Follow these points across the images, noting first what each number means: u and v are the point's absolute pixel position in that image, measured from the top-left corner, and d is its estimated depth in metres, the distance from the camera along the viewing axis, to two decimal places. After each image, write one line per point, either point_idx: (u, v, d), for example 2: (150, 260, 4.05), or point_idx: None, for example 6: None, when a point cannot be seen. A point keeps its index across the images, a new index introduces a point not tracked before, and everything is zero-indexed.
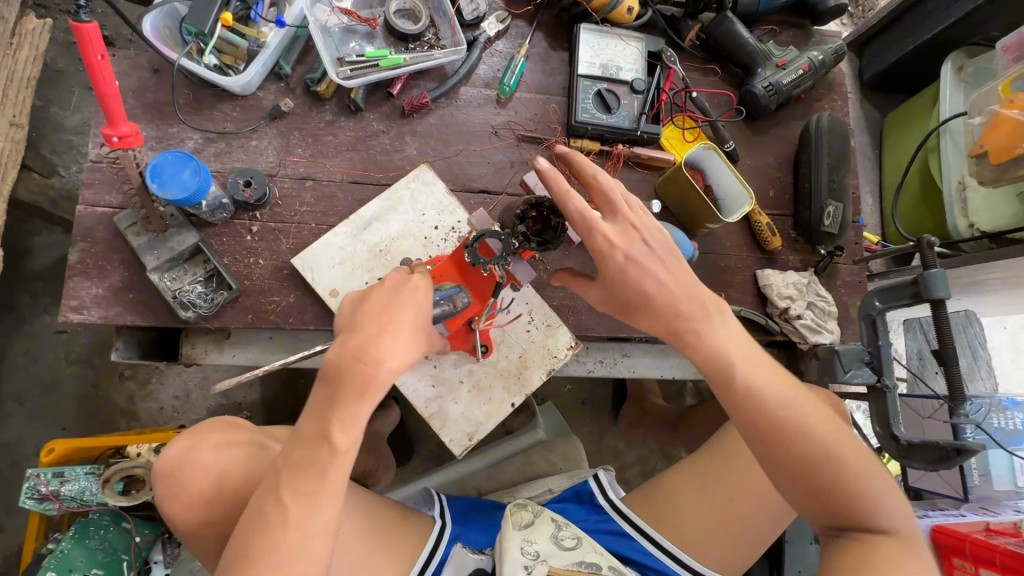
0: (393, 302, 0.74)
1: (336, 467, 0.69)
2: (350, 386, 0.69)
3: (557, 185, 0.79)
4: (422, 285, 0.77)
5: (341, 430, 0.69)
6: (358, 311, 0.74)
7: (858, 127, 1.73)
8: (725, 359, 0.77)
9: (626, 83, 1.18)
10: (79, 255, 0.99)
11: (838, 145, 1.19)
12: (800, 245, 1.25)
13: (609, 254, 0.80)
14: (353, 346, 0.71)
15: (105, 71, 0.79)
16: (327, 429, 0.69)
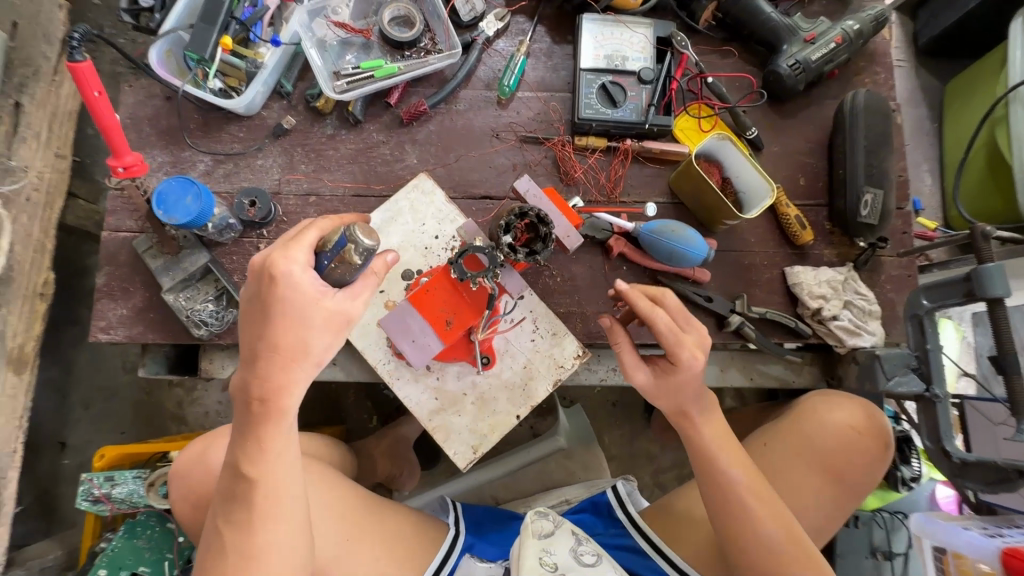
0: (268, 319, 0.72)
1: (283, 481, 0.74)
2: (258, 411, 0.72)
3: (642, 305, 0.84)
4: (287, 262, 0.71)
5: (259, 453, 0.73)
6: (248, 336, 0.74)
7: (912, 99, 1.55)
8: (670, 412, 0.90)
9: (633, 74, 1.11)
10: (105, 278, 1.05)
11: (877, 124, 1.07)
12: (836, 237, 1.14)
13: (685, 361, 0.85)
14: (263, 375, 0.73)
15: (104, 106, 0.83)
16: (253, 454, 0.72)
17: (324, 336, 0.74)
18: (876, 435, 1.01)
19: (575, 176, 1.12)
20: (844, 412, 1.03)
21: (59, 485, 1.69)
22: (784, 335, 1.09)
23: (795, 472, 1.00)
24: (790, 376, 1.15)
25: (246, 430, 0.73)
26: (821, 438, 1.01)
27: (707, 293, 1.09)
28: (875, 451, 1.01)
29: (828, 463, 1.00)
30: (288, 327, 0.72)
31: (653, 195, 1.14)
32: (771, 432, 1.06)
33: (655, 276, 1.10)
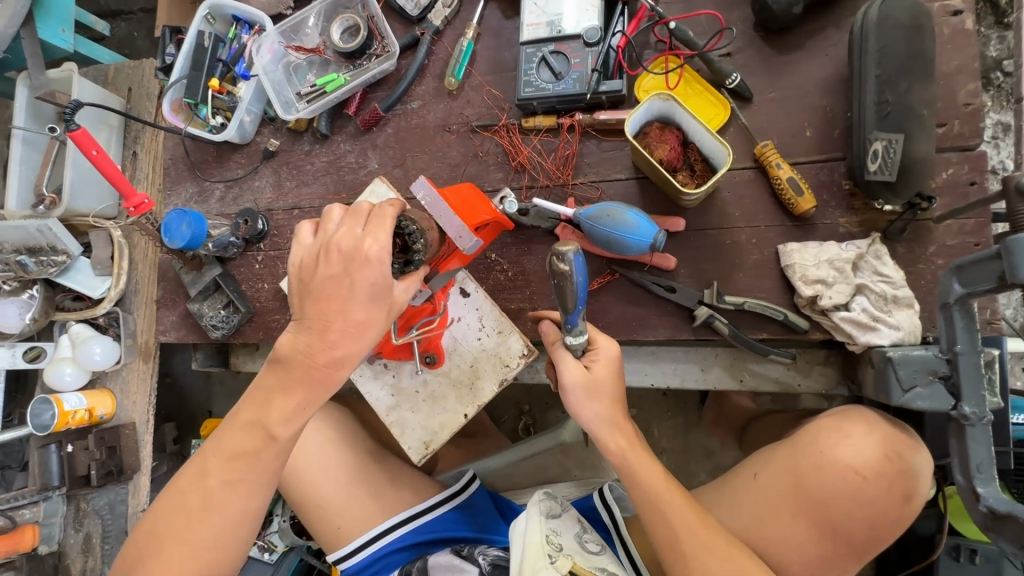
0: (348, 316, 0.75)
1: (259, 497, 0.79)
2: (303, 381, 0.77)
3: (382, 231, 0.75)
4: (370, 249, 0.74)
5: (281, 423, 0.77)
6: (321, 329, 0.76)
7: None
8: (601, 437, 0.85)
9: (577, 38, 0.99)
10: (161, 291, 1.32)
11: (902, 41, 0.77)
12: (858, 201, 0.87)
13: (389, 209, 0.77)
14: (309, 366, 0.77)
15: (105, 161, 1.11)
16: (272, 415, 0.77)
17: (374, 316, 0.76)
18: (892, 481, 0.81)
19: (522, 162, 1.04)
20: (858, 447, 0.82)
21: None
22: (775, 330, 0.89)
23: (780, 516, 0.84)
24: (795, 379, 0.94)
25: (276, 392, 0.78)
26: (820, 478, 0.82)
27: (671, 282, 0.94)
28: (888, 498, 0.81)
29: (824, 512, 0.81)
30: (367, 302, 0.75)
31: (614, 171, 1.00)
32: (765, 458, 0.89)
33: (611, 265, 0.97)
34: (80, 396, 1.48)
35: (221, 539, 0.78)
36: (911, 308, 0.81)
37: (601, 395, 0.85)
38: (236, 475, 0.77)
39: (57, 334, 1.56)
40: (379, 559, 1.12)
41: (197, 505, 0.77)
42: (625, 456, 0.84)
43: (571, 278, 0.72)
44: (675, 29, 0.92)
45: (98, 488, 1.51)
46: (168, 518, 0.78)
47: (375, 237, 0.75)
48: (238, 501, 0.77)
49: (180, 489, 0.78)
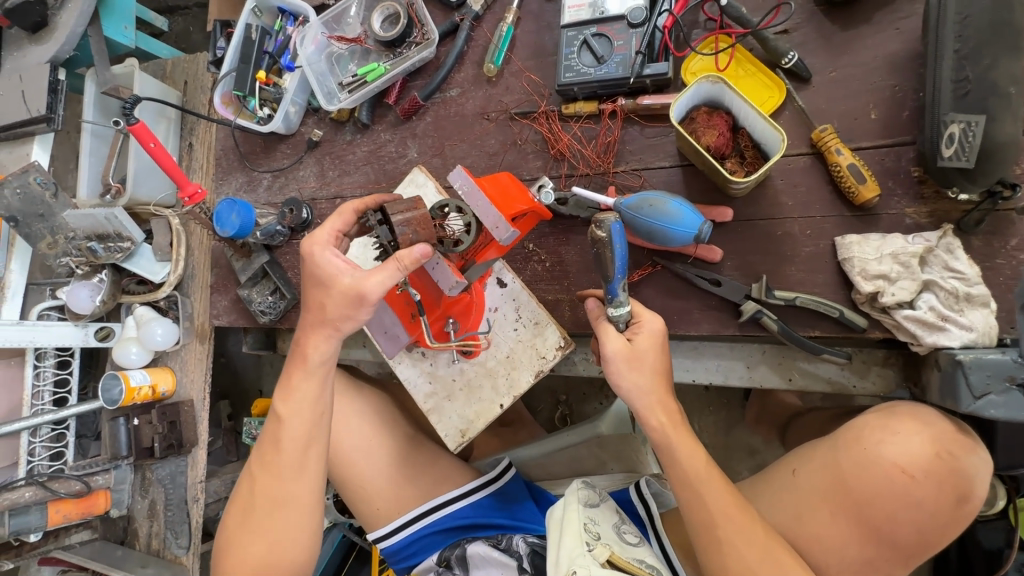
0: (312, 300, 0.86)
1: (289, 478, 0.88)
2: (295, 369, 0.88)
3: (330, 231, 0.88)
4: (309, 247, 0.87)
5: (283, 400, 0.88)
6: (304, 321, 0.88)
7: None
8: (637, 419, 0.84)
9: (620, 19, 0.95)
10: (214, 277, 1.38)
11: (987, 10, 0.69)
12: (928, 189, 0.80)
13: (337, 218, 0.89)
14: (302, 352, 0.88)
15: (161, 153, 1.15)
16: (282, 400, 0.88)
17: (336, 304, 0.84)
18: (944, 482, 0.74)
19: (561, 149, 1.02)
20: (906, 445, 0.76)
21: None
22: (829, 328, 0.84)
23: (818, 515, 0.79)
24: (850, 380, 0.88)
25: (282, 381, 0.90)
26: (862, 475, 0.77)
27: (716, 275, 0.89)
28: (940, 501, 0.74)
29: (868, 513, 0.76)
30: (315, 291, 0.86)
31: (658, 159, 0.96)
32: (805, 454, 0.84)
33: (652, 257, 0.94)
34: (144, 372, 1.58)
35: (291, 529, 0.88)
36: (985, 307, 0.74)
37: (640, 366, 0.83)
38: (273, 471, 0.87)
39: (124, 315, 1.67)
40: (416, 541, 1.15)
41: (256, 504, 0.88)
42: (667, 437, 0.82)
43: (609, 244, 0.74)
44: (727, 6, 0.86)
45: (161, 459, 1.62)
46: (239, 526, 0.89)
47: (313, 240, 0.87)
48: (276, 486, 0.87)
49: (241, 497, 0.91)
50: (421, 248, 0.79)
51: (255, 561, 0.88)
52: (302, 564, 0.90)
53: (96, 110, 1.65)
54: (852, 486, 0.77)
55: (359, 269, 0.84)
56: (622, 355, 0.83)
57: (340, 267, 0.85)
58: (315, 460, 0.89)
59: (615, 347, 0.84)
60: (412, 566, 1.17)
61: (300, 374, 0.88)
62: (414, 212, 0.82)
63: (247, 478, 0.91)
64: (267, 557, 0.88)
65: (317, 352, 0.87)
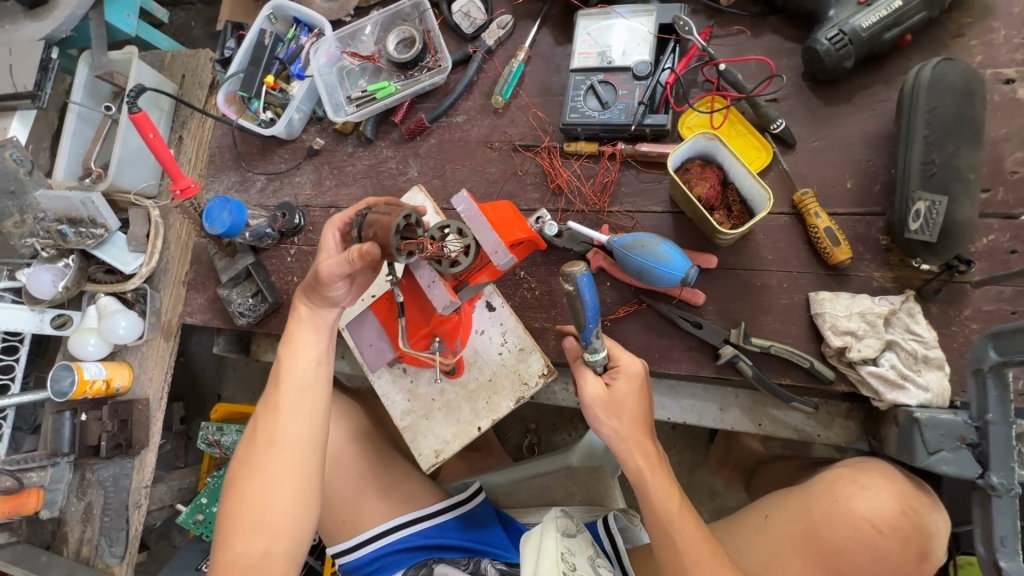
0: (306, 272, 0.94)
1: (290, 418, 0.90)
2: (293, 322, 0.95)
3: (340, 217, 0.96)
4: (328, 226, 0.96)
5: (284, 349, 0.94)
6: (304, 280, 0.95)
7: None
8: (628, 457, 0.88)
9: (627, 70, 1.01)
10: (193, 274, 1.35)
11: (951, 104, 0.78)
12: (894, 257, 0.87)
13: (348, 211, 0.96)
14: (299, 305, 0.96)
15: (160, 145, 1.08)
16: (284, 345, 0.94)
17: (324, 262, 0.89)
18: (908, 540, 0.79)
19: (560, 184, 1.07)
20: (875, 500, 0.80)
21: None
22: (798, 377, 0.89)
23: (789, 563, 0.81)
24: (814, 429, 0.93)
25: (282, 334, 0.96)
26: (833, 525, 0.81)
27: (697, 317, 0.94)
28: (903, 557, 0.79)
29: (836, 563, 0.80)
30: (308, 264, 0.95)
31: (650, 204, 1.02)
32: (778, 501, 0.88)
33: (639, 295, 0.98)
34: (100, 366, 1.51)
35: (292, 471, 0.88)
36: (940, 370, 0.80)
37: (618, 413, 0.89)
38: (272, 415, 0.90)
39: (86, 304, 1.61)
40: (380, 558, 1.15)
41: (258, 448, 0.89)
42: (641, 473, 0.86)
43: (580, 298, 0.74)
44: (725, 71, 0.94)
45: (106, 459, 1.54)
46: (241, 474, 0.88)
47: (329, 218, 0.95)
48: (280, 424, 0.90)
49: (243, 449, 0.91)
50: (367, 247, 0.82)
51: (259, 505, 0.86)
52: (301, 516, 0.88)
53: (86, 93, 1.65)
54: (829, 537, 0.80)
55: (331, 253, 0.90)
56: (601, 399, 0.89)
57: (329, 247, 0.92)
58: (313, 402, 0.92)
59: (594, 394, 0.90)
60: None
61: (299, 323, 0.95)
62: (385, 217, 0.86)
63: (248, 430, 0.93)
64: (268, 506, 0.86)
65: (309, 310, 0.95)
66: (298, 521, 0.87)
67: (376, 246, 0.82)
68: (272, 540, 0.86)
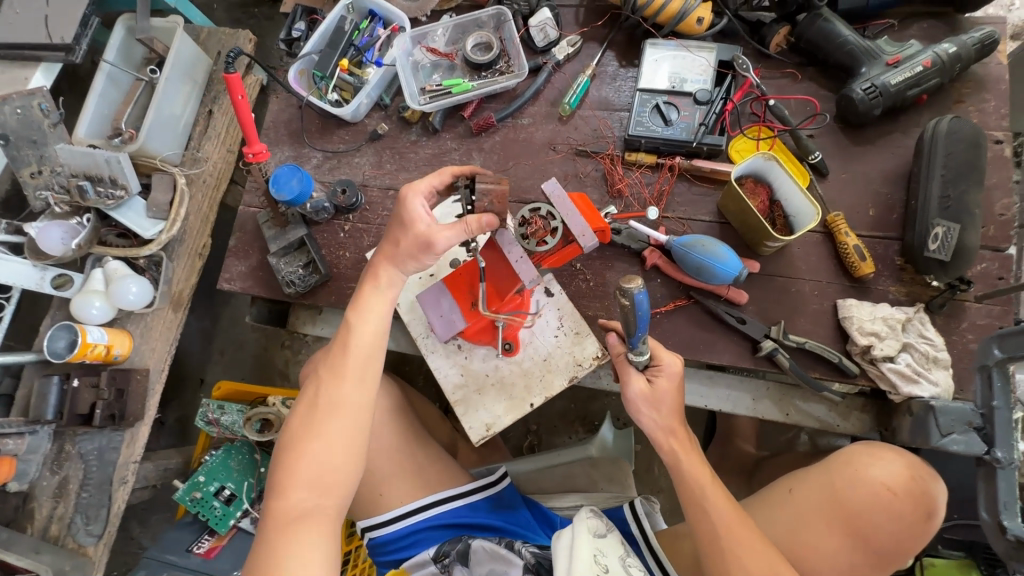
0: (394, 230, 0.94)
1: (353, 383, 0.89)
2: (369, 287, 0.93)
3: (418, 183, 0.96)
4: (410, 188, 0.94)
5: (357, 313, 0.92)
6: (390, 239, 0.95)
7: None
8: (665, 441, 0.95)
9: (689, 95, 1.15)
10: (235, 241, 1.34)
11: (962, 152, 0.96)
12: (907, 275, 1.03)
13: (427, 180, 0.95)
14: (381, 271, 0.94)
15: (245, 107, 1.13)
16: (356, 309, 0.92)
17: (419, 230, 0.92)
18: (917, 500, 0.91)
19: (620, 188, 1.18)
20: (888, 469, 0.93)
21: (191, 414, 1.99)
22: (826, 371, 1.02)
23: (816, 527, 0.93)
24: (834, 421, 1.06)
25: (356, 296, 0.93)
26: (854, 493, 0.92)
27: (741, 314, 1.06)
28: (914, 517, 0.91)
29: (856, 524, 0.91)
30: (394, 228, 0.94)
31: (700, 213, 1.15)
32: (800, 476, 0.98)
33: (688, 291, 1.09)
34: (103, 331, 1.40)
35: (349, 440, 0.87)
36: (946, 369, 0.96)
37: (658, 406, 0.94)
38: (338, 378, 0.89)
39: (89, 267, 1.50)
40: (416, 533, 1.18)
41: (318, 413, 0.87)
42: (675, 454, 0.94)
43: (634, 312, 0.75)
44: (774, 106, 1.11)
45: (96, 429, 1.42)
46: (298, 434, 0.86)
47: (414, 185, 0.94)
48: (344, 390, 0.88)
49: (302, 407, 0.89)
50: (488, 219, 0.91)
51: (314, 470, 0.84)
52: (350, 479, 0.87)
53: (118, 55, 1.57)
54: (852, 502, 0.92)
55: (435, 220, 0.92)
56: (644, 394, 0.95)
57: (423, 215, 0.93)
58: (375, 369, 0.91)
59: (637, 390, 0.95)
60: (403, 558, 1.20)
61: (374, 291, 0.93)
62: (495, 185, 0.91)
63: (308, 390, 0.91)
64: (323, 466, 0.85)
65: (387, 275, 0.94)
66: (347, 482, 0.86)
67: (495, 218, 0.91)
68: (320, 501, 0.84)
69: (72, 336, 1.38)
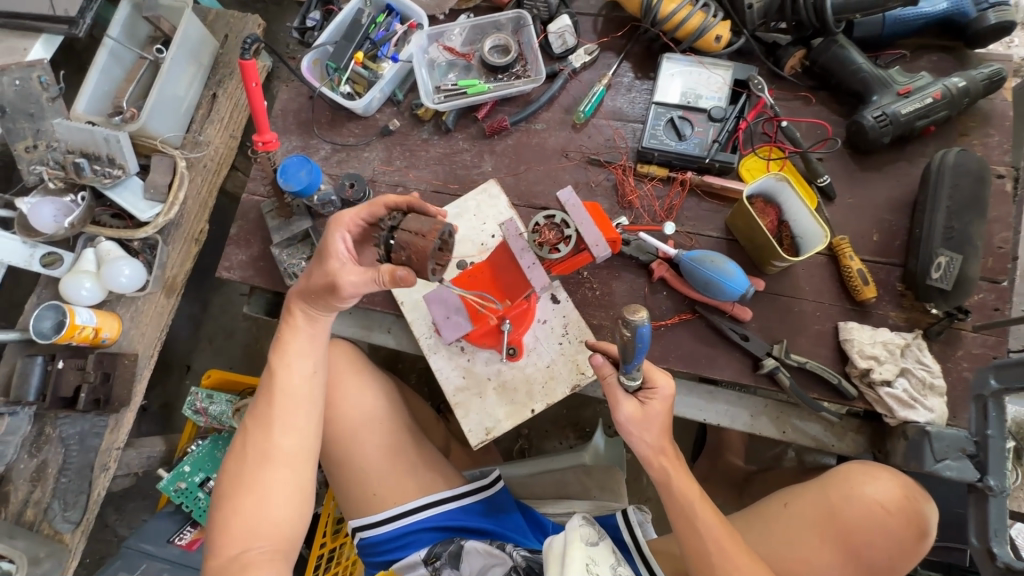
0: (314, 265, 0.95)
1: (282, 429, 0.93)
2: (288, 332, 0.97)
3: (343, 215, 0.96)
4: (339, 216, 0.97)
5: (280, 359, 0.95)
6: (310, 275, 0.95)
7: None
8: (651, 459, 0.94)
9: (704, 111, 1.17)
10: (237, 229, 1.32)
11: (967, 186, 0.99)
12: (907, 301, 1.06)
13: (351, 216, 0.95)
14: (298, 314, 0.96)
15: (258, 94, 1.11)
16: (278, 356, 0.95)
17: (329, 271, 0.92)
18: (910, 518, 0.93)
19: (631, 200, 1.19)
20: (883, 487, 0.94)
21: (175, 402, 1.94)
22: (825, 392, 1.04)
23: (810, 542, 0.95)
24: (829, 440, 1.08)
25: (278, 343, 0.97)
26: (849, 510, 0.94)
27: (744, 331, 1.07)
28: (906, 534, 0.93)
29: (851, 539, 0.93)
30: (314, 260, 0.95)
31: (708, 228, 1.16)
32: (796, 491, 0.99)
33: (693, 305, 1.10)
34: (92, 313, 1.35)
35: (285, 486, 0.91)
36: (941, 396, 0.98)
37: (649, 426, 0.93)
38: (268, 426, 0.92)
39: (81, 246, 1.46)
40: (407, 534, 1.17)
41: (249, 464, 0.91)
42: (665, 472, 0.93)
43: (633, 344, 0.76)
44: (786, 128, 1.12)
45: (79, 414, 1.37)
46: (231, 485, 0.91)
47: (339, 217, 0.95)
48: (275, 438, 0.92)
49: (233, 459, 0.93)
50: (401, 274, 0.83)
51: (250, 519, 0.88)
52: (292, 520, 0.91)
53: (123, 32, 1.51)
54: (847, 518, 0.94)
55: (350, 262, 0.92)
56: (633, 416, 0.93)
57: (341, 252, 0.93)
58: (303, 411, 0.95)
59: (627, 412, 0.93)
60: (392, 559, 1.19)
61: (298, 335, 0.96)
62: (420, 239, 0.83)
63: (240, 439, 0.95)
64: (259, 515, 0.89)
65: (304, 313, 0.96)
66: (288, 524, 0.90)
67: (409, 277, 0.84)
68: (265, 549, 0.87)
69: (59, 317, 1.33)
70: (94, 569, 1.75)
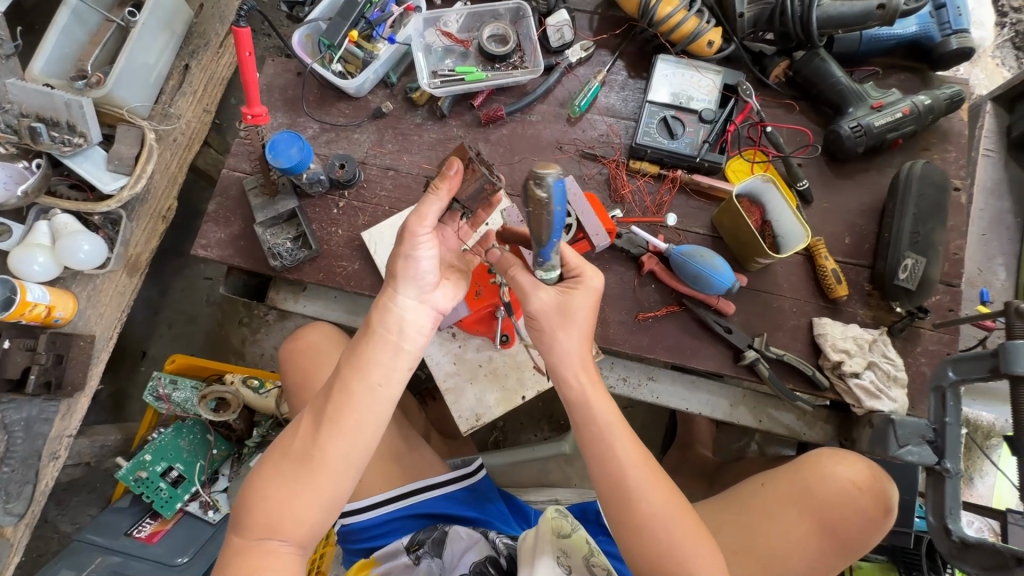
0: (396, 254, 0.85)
1: (338, 430, 0.80)
2: (368, 323, 0.83)
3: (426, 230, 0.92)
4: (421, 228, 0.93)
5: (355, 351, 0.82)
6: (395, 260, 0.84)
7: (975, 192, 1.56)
8: (563, 368, 0.88)
9: (695, 113, 1.21)
10: (216, 206, 1.26)
11: (930, 196, 1.08)
12: (874, 300, 1.14)
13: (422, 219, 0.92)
14: (386, 309, 0.83)
15: (250, 65, 1.06)
16: (353, 348, 0.83)
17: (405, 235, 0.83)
18: (877, 496, 1.00)
19: (623, 194, 1.22)
20: (853, 468, 1.01)
21: (129, 390, 1.83)
22: (800, 383, 1.10)
23: (788, 518, 1.00)
24: (801, 428, 1.16)
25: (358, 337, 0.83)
26: (823, 488, 1.00)
27: (728, 323, 1.12)
28: (875, 509, 1.00)
29: (825, 515, 0.99)
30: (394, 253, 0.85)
31: (695, 225, 1.21)
32: (773, 473, 1.05)
33: (680, 298, 1.14)
34: (45, 289, 1.24)
35: (323, 494, 0.80)
36: (902, 388, 1.07)
37: (572, 321, 0.88)
38: (321, 430, 0.80)
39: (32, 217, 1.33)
40: (394, 520, 1.16)
41: (293, 458, 0.80)
42: (585, 396, 0.87)
43: (548, 205, 0.75)
44: (770, 133, 1.19)
45: (27, 398, 1.26)
46: (269, 474, 0.80)
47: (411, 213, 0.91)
48: (328, 439, 0.80)
49: (280, 446, 0.82)
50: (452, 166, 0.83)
51: (275, 514, 0.78)
52: (319, 529, 0.82)
53: None
54: (823, 495, 1.00)
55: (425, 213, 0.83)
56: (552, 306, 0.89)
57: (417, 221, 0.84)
58: (364, 419, 0.81)
59: (546, 300, 0.89)
60: (374, 548, 1.16)
61: (377, 334, 0.82)
62: None
63: (292, 426, 0.84)
64: (287, 517, 0.78)
65: (389, 311, 0.82)
66: (315, 533, 0.81)
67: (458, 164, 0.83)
68: (285, 550, 0.79)
69: None
70: (32, 568, 1.62)
